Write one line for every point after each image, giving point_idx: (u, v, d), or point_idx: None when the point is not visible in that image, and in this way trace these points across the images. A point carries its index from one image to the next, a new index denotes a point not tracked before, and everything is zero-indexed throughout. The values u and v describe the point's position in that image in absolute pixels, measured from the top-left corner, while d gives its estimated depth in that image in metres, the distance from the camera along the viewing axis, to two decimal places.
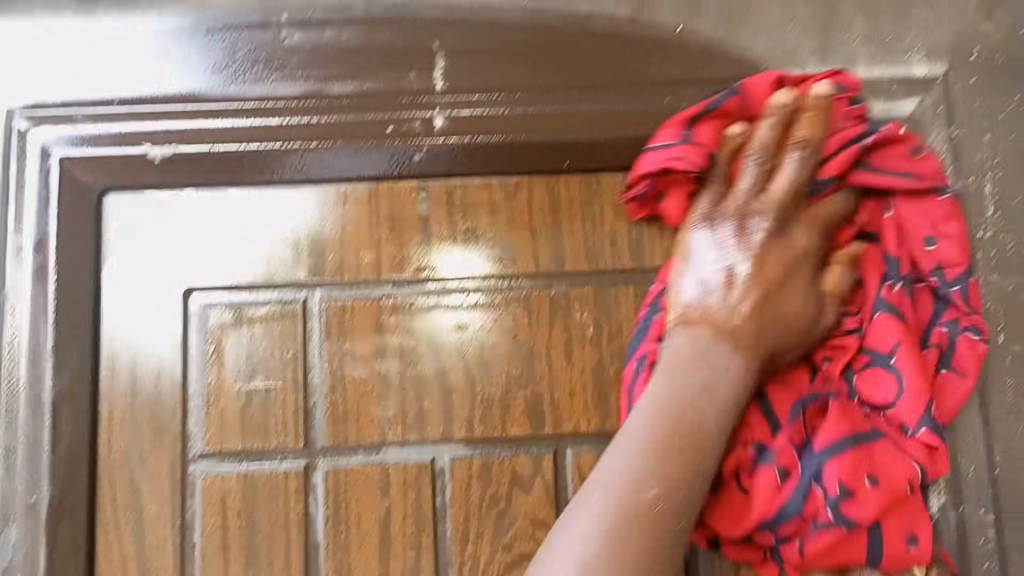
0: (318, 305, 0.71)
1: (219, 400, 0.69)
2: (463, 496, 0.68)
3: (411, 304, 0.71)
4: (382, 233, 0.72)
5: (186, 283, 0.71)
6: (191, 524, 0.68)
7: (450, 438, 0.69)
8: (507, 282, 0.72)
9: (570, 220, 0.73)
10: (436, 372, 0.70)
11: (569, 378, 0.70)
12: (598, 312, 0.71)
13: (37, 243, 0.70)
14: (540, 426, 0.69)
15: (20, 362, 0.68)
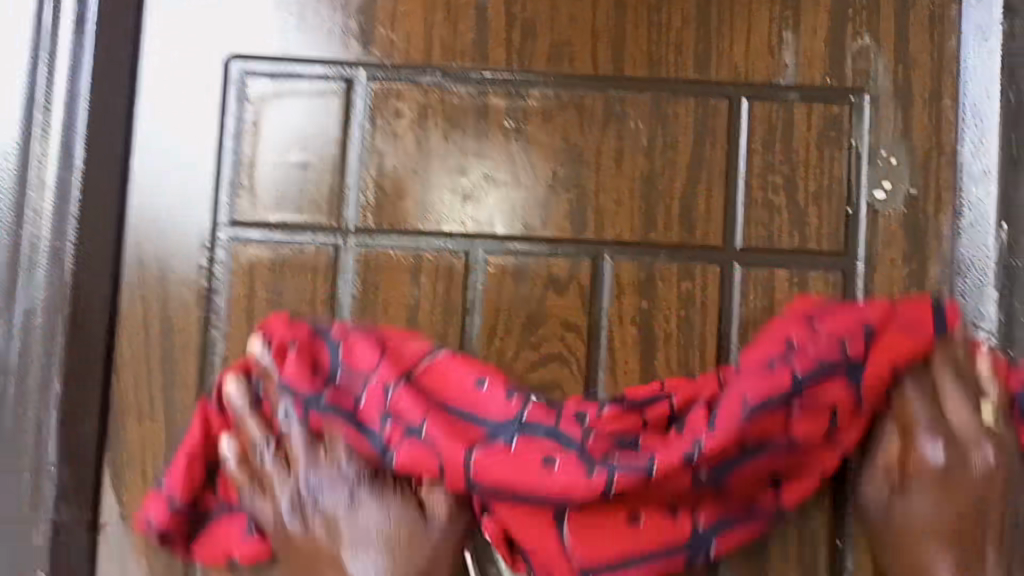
0: (362, 85, 0.68)
1: (255, 171, 0.68)
2: (495, 292, 0.67)
3: (459, 96, 0.68)
4: (434, 20, 0.69)
5: (229, 49, 0.68)
6: (215, 291, 0.67)
7: (485, 233, 0.68)
8: (563, 83, 0.69)
9: (635, 23, 0.69)
10: (468, 159, 0.68)
11: (616, 185, 0.68)
12: (652, 119, 0.69)
13: None
14: (580, 230, 0.68)
15: None
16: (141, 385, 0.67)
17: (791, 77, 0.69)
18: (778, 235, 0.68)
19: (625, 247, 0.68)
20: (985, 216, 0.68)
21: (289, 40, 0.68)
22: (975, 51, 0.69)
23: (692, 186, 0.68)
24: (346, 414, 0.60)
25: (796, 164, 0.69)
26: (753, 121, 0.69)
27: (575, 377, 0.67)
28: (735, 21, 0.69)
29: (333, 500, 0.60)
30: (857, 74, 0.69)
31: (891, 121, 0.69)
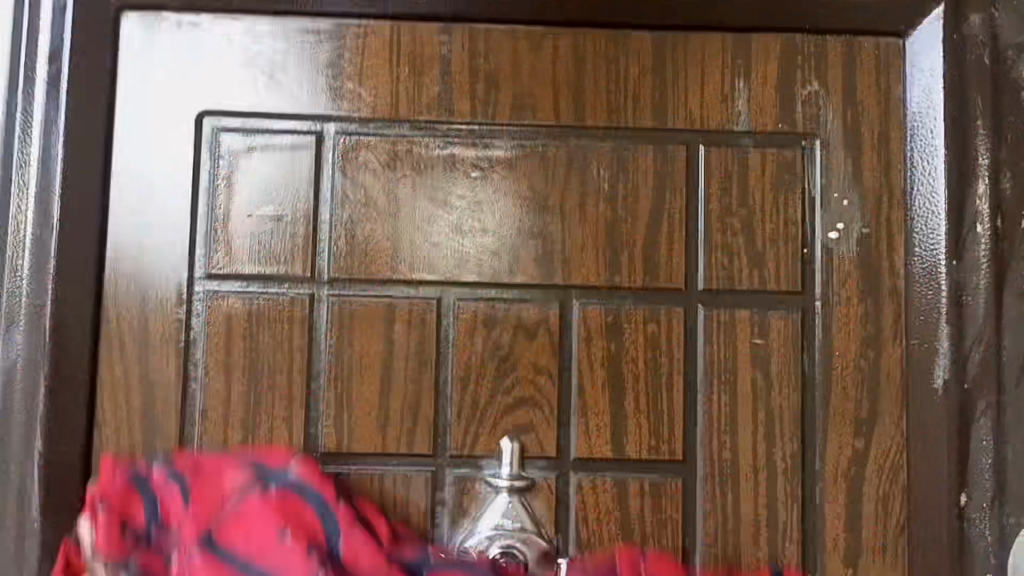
0: (332, 139, 0.70)
1: (229, 224, 0.68)
2: (468, 340, 0.68)
3: (427, 148, 0.70)
4: (400, 74, 0.70)
5: (201, 106, 0.69)
6: (194, 343, 0.68)
7: (457, 281, 0.69)
8: (526, 133, 0.71)
9: (594, 76, 0.71)
10: (462, 210, 0.70)
11: (582, 232, 0.70)
12: (615, 167, 0.71)
13: (50, 54, 0.68)
14: (547, 276, 0.69)
15: (30, 172, 0.67)
16: (121, 437, 0.67)
17: (745, 125, 0.72)
18: (738, 274, 0.70)
19: (590, 292, 0.70)
20: (935, 259, 0.70)
21: (262, 95, 0.70)
22: (918, 98, 0.72)
23: (656, 231, 0.70)
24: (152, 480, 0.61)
25: (751, 209, 0.71)
26: (710, 167, 0.71)
27: (548, 420, 0.68)
28: (690, 70, 0.72)
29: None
30: (806, 120, 0.72)
31: (841, 165, 0.72)
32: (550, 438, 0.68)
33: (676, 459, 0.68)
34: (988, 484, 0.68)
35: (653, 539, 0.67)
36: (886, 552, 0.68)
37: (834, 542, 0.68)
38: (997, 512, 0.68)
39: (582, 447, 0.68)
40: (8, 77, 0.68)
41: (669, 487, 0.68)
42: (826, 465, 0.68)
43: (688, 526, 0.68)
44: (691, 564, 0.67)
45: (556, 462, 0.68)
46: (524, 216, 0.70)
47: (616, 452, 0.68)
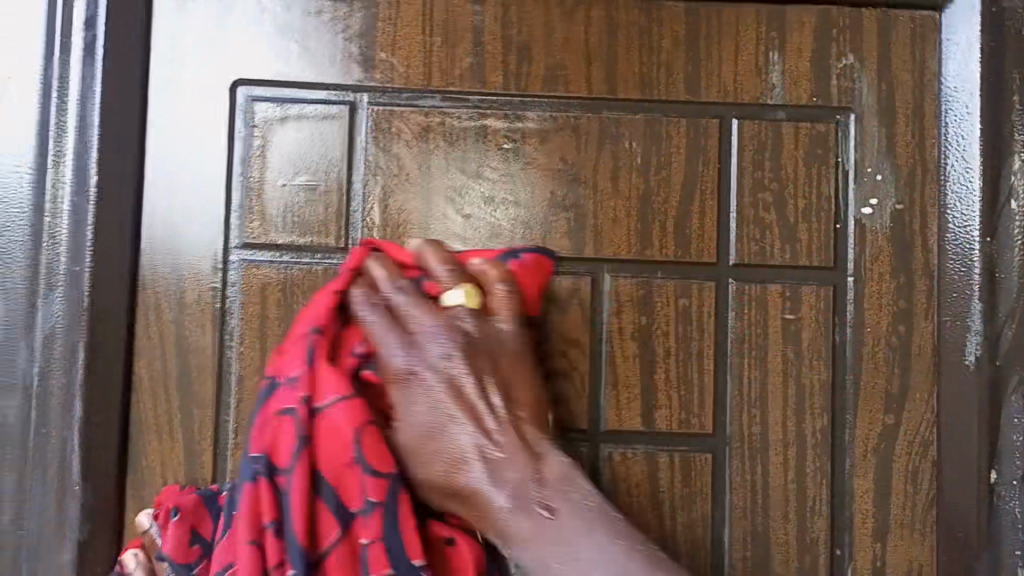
0: (365, 109, 0.69)
1: (263, 193, 0.68)
2: None
3: (459, 119, 0.70)
4: (432, 44, 0.70)
5: (234, 75, 0.69)
6: (230, 311, 0.68)
7: (489, 253, 0.69)
8: (559, 105, 0.70)
9: (628, 48, 0.71)
10: (494, 181, 0.70)
11: (614, 205, 0.70)
12: (648, 139, 0.70)
13: (86, 20, 0.67)
14: (579, 249, 0.69)
15: (66, 138, 0.66)
16: (157, 403, 0.67)
17: (779, 98, 0.71)
18: (771, 250, 0.70)
19: (623, 264, 0.69)
20: (969, 236, 0.70)
21: (295, 65, 0.70)
22: (954, 71, 0.71)
23: (687, 204, 0.70)
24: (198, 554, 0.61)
25: (784, 181, 0.70)
26: (743, 140, 0.71)
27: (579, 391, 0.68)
28: (724, 41, 0.71)
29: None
30: (841, 93, 0.71)
31: (876, 139, 0.71)
32: (581, 409, 0.68)
33: (706, 431, 0.68)
34: (1018, 460, 0.67)
35: (682, 512, 0.67)
36: (914, 528, 0.68)
37: (862, 515, 0.68)
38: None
39: (612, 418, 0.68)
40: (44, 45, 0.67)
41: (699, 459, 0.68)
42: (855, 438, 0.69)
43: (718, 499, 0.68)
44: (720, 535, 0.68)
45: (588, 434, 0.68)
46: (556, 188, 0.70)
47: (645, 424, 0.68)
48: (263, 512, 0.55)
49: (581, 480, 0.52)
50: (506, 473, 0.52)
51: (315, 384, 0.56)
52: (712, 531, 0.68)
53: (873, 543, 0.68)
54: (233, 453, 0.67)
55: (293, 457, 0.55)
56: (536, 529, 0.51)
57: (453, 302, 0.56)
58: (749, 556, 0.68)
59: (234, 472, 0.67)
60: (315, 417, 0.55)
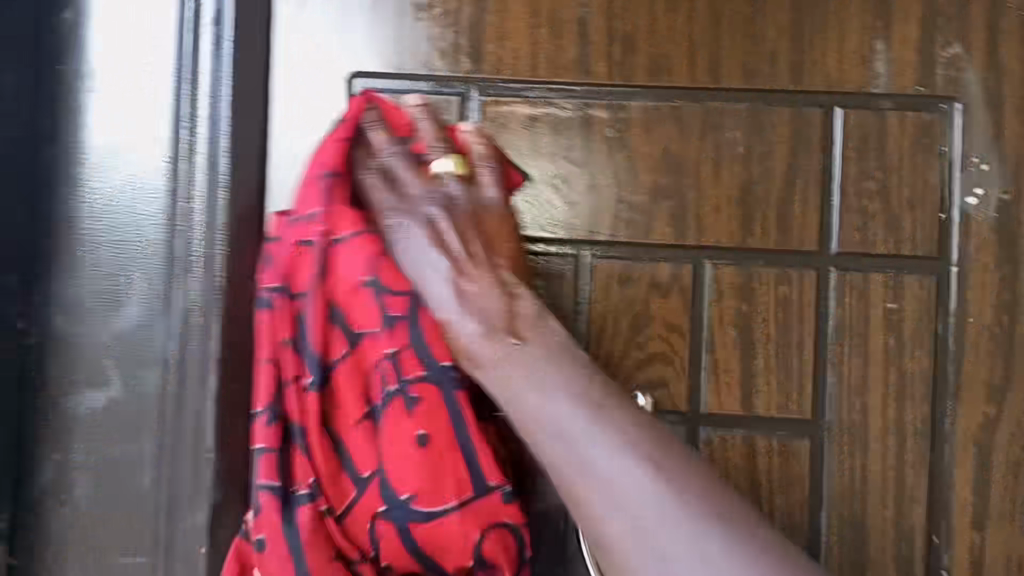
0: (475, 101, 0.72)
1: None
2: (603, 296, 0.71)
3: (565, 110, 0.72)
4: (539, 36, 0.72)
5: (351, 68, 0.73)
6: None
7: (593, 239, 0.71)
8: (664, 95, 0.72)
9: (732, 39, 0.72)
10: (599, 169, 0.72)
11: (716, 193, 0.71)
12: (750, 129, 0.71)
13: (214, 15, 0.70)
14: (681, 236, 0.71)
15: (199, 129, 0.69)
16: None
17: (885, 86, 0.71)
18: (874, 239, 0.70)
19: (723, 252, 0.71)
20: None
21: (408, 57, 0.72)
22: None
23: (790, 192, 0.71)
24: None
25: (889, 171, 0.71)
26: (848, 130, 0.71)
27: (679, 376, 0.70)
28: (829, 31, 0.72)
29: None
30: (948, 82, 0.71)
31: (983, 128, 0.71)
32: (682, 393, 0.70)
33: (806, 417, 0.69)
34: None
35: (781, 496, 0.69)
36: (1015, 518, 0.69)
37: (962, 504, 0.69)
38: None
39: (712, 402, 0.70)
40: (177, 40, 0.70)
41: (798, 445, 0.69)
42: (957, 427, 0.69)
43: (817, 484, 0.69)
44: (818, 519, 0.69)
45: (687, 417, 0.70)
46: (661, 176, 0.71)
47: (745, 409, 0.69)
48: (281, 331, 0.57)
49: (551, 321, 0.55)
50: (478, 304, 0.54)
51: (332, 219, 0.58)
52: (809, 515, 0.69)
53: (973, 531, 0.69)
54: None
55: (309, 289, 0.57)
56: (503, 356, 0.52)
57: (444, 169, 0.57)
58: (846, 541, 0.69)
59: None
60: (331, 252, 0.57)
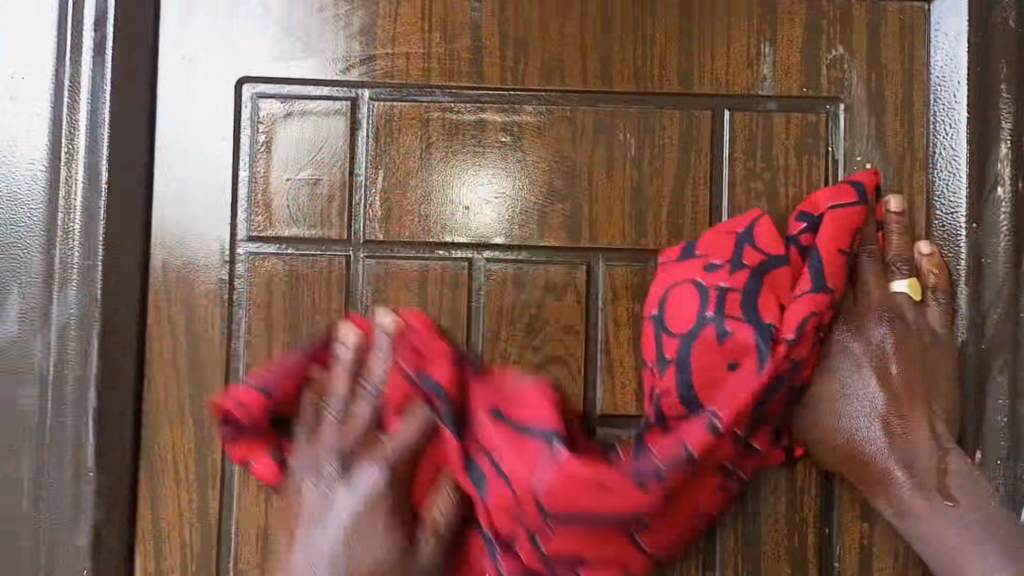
0: (366, 105, 0.72)
1: (268, 187, 0.71)
2: (498, 300, 0.71)
3: (457, 113, 0.72)
4: (432, 40, 0.72)
5: (240, 73, 0.72)
6: (237, 303, 0.70)
7: (486, 243, 0.71)
8: (554, 98, 0.72)
9: (622, 43, 0.73)
10: (491, 175, 0.72)
11: (608, 197, 0.72)
12: (640, 131, 0.72)
13: (95, 22, 0.69)
14: (573, 238, 0.71)
15: (78, 137, 0.68)
16: (170, 395, 0.70)
17: (771, 89, 0.73)
18: None
19: (617, 253, 0.72)
20: (958, 223, 0.72)
21: (298, 62, 0.72)
22: (942, 61, 0.73)
23: (680, 194, 0.72)
24: (275, 370, 0.67)
25: (776, 171, 0.72)
26: (735, 130, 0.72)
27: (575, 377, 0.71)
28: (716, 35, 0.73)
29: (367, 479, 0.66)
30: (831, 84, 0.73)
31: (865, 128, 0.73)
32: (578, 395, 0.70)
33: None
34: (1004, 440, 0.69)
35: None
36: None
37: (851, 495, 0.70)
38: (1010, 466, 0.69)
39: (607, 403, 0.70)
40: (58, 47, 0.69)
41: None
42: None
43: None
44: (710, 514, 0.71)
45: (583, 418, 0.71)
46: (557, 179, 0.72)
47: (640, 409, 0.70)
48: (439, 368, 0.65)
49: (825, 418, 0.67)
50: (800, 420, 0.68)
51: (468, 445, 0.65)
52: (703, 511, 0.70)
53: (861, 522, 0.70)
54: None
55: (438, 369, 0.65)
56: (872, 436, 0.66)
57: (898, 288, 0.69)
58: (738, 535, 0.71)
59: None
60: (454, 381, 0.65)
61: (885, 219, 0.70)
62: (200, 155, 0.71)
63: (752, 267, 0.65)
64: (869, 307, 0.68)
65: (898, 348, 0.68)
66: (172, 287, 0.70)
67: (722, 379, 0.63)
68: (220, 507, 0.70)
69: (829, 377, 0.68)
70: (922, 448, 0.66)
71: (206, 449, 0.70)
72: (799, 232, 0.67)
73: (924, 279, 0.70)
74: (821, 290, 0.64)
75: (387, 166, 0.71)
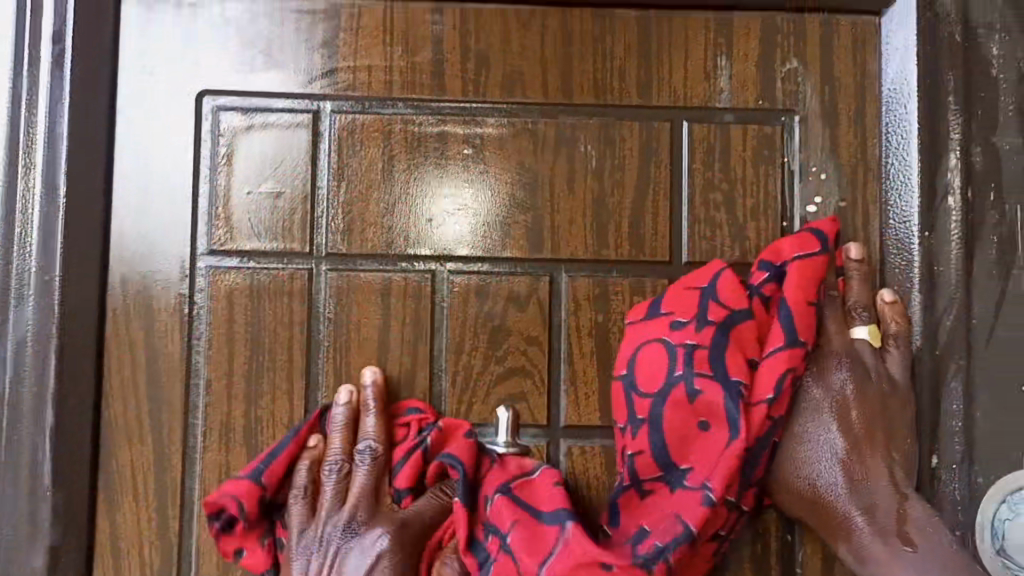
0: (328, 118, 0.72)
1: (229, 200, 0.71)
2: (461, 312, 0.71)
3: (420, 125, 0.72)
4: (393, 53, 0.72)
5: (199, 86, 0.71)
6: (198, 317, 0.70)
7: (449, 255, 0.72)
8: (515, 111, 0.73)
9: (581, 56, 0.73)
10: (453, 187, 0.72)
11: (570, 208, 0.72)
12: (601, 142, 0.73)
13: (54, 34, 0.68)
14: (535, 249, 0.72)
15: (37, 149, 0.68)
16: (130, 411, 0.69)
17: (728, 101, 0.74)
18: (721, 247, 0.73)
19: (579, 264, 0.72)
20: (908, 232, 0.73)
21: (258, 74, 0.71)
22: (892, 74, 0.74)
23: (640, 206, 0.73)
24: (265, 455, 0.66)
25: (734, 182, 0.73)
26: (693, 142, 0.73)
27: (539, 388, 0.71)
28: (674, 48, 0.74)
29: (373, 544, 0.63)
30: (786, 96, 0.75)
31: (819, 140, 0.74)
32: (542, 406, 0.71)
33: None
34: (957, 444, 0.71)
35: None
36: None
37: None
38: (963, 471, 0.71)
39: (571, 415, 0.71)
40: (14, 57, 0.68)
41: None
42: None
43: None
44: None
45: (547, 429, 0.71)
46: (519, 191, 0.72)
47: (603, 419, 0.71)
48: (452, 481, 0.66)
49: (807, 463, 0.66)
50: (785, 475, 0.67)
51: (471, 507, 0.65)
52: None
53: None
54: (204, 456, 0.69)
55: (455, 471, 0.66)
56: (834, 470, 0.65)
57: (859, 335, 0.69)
58: None
59: (205, 471, 0.69)
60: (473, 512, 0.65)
61: (846, 265, 0.71)
62: (159, 167, 0.71)
63: (717, 323, 0.64)
64: (831, 351, 0.67)
65: (859, 394, 0.67)
66: (131, 300, 0.70)
67: (691, 437, 0.63)
68: (181, 523, 0.69)
69: (799, 437, 0.66)
70: (886, 496, 0.65)
71: (167, 465, 0.69)
72: (761, 282, 0.66)
73: (885, 327, 0.70)
74: (795, 344, 0.64)
75: (349, 178, 0.71)
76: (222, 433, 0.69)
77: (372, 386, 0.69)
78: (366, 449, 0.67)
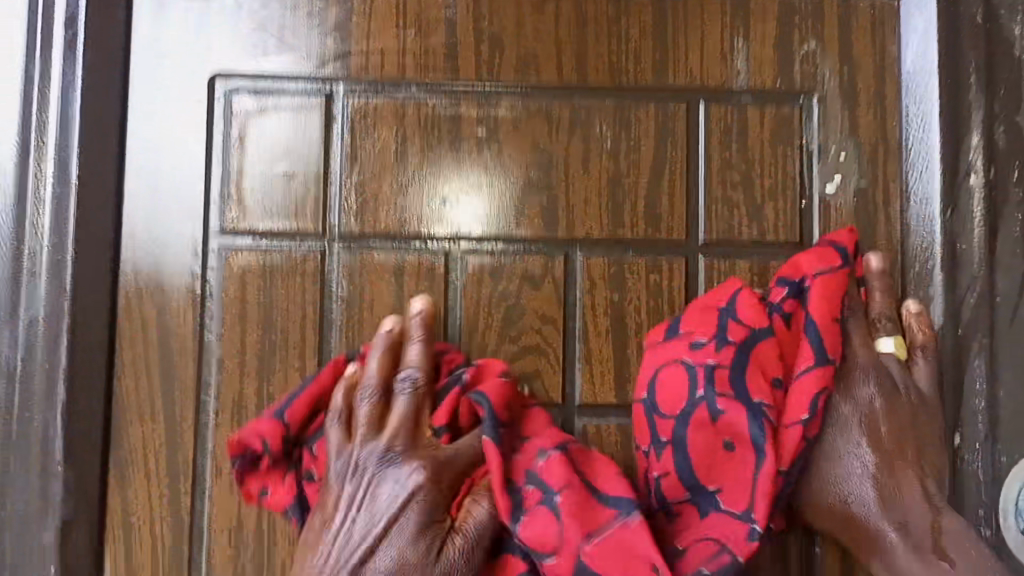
0: (341, 100, 0.71)
1: (242, 181, 0.70)
2: (475, 292, 0.70)
3: (433, 107, 0.72)
4: (406, 35, 0.72)
5: (213, 69, 0.71)
6: (210, 296, 0.70)
7: (462, 236, 0.71)
8: (529, 92, 0.72)
9: (596, 38, 0.73)
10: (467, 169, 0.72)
11: (585, 189, 0.72)
12: (616, 124, 0.72)
13: (67, 20, 0.68)
14: (549, 230, 0.71)
15: (48, 129, 0.67)
16: (141, 390, 0.69)
17: (744, 81, 0.73)
18: (737, 227, 0.72)
19: (594, 245, 0.71)
20: (929, 211, 0.72)
21: (272, 57, 0.71)
22: (912, 54, 0.73)
23: (656, 186, 0.72)
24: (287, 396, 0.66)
25: (751, 162, 0.72)
26: (709, 123, 0.73)
27: (553, 367, 0.70)
28: (690, 29, 0.73)
29: (409, 474, 0.62)
30: (803, 76, 0.74)
31: (838, 119, 0.73)
32: (556, 386, 0.70)
33: None
34: (980, 424, 0.70)
35: None
36: None
37: None
38: (986, 450, 0.69)
39: (586, 394, 0.70)
40: (25, 42, 0.68)
41: None
42: None
43: None
44: None
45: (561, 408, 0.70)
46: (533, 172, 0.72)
47: (619, 399, 0.70)
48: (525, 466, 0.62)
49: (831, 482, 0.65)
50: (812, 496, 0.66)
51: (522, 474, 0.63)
52: None
53: None
54: (215, 434, 0.69)
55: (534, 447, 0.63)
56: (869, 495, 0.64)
57: (885, 348, 0.68)
58: None
59: (216, 450, 0.69)
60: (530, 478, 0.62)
61: (865, 276, 0.69)
62: (172, 150, 0.71)
63: (738, 343, 0.63)
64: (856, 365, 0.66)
65: (887, 407, 0.65)
66: (144, 280, 0.70)
67: (717, 462, 0.62)
68: (192, 500, 0.69)
69: (829, 455, 0.65)
70: (917, 506, 0.63)
71: (179, 443, 0.69)
72: (782, 299, 0.65)
73: (912, 338, 0.69)
74: (827, 363, 0.63)
75: (363, 160, 0.71)
76: (233, 412, 0.69)
77: (420, 313, 0.66)
78: (408, 378, 0.65)
